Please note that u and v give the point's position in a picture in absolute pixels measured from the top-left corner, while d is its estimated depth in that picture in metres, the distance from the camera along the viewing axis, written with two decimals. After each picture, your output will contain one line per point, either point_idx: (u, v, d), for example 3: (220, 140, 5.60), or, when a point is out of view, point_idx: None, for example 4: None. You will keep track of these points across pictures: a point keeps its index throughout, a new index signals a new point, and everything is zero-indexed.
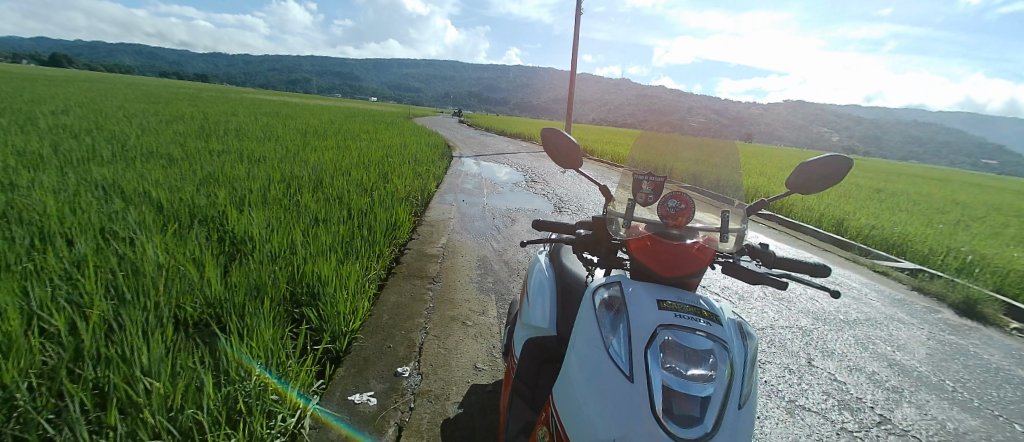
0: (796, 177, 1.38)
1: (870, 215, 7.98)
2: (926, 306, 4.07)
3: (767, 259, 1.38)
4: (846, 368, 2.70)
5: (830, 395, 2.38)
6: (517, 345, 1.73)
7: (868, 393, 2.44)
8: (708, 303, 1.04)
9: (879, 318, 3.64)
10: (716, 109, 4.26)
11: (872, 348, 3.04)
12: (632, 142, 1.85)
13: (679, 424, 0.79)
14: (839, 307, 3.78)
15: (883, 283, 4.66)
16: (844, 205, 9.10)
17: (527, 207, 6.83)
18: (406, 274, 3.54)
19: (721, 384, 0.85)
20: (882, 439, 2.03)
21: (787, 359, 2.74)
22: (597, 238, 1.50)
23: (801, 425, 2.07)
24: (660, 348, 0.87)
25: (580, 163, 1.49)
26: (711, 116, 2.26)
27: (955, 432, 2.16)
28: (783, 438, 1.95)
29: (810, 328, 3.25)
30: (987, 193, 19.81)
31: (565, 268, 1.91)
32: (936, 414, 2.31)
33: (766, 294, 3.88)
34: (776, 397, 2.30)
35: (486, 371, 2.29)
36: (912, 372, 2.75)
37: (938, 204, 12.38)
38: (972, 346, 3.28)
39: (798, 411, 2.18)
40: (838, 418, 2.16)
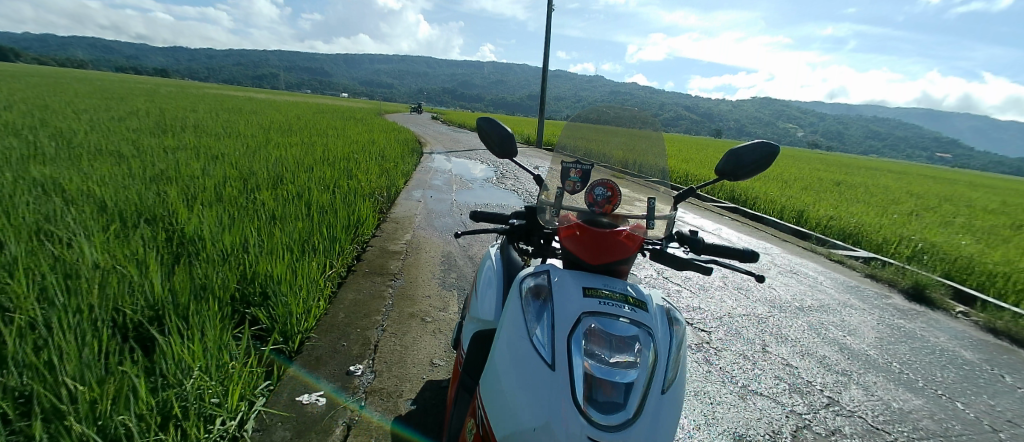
0: (726, 163, 1.49)
1: (829, 207, 8.28)
2: (877, 292, 4.26)
3: (696, 246, 1.67)
4: (798, 353, 2.79)
5: (782, 379, 2.46)
6: (465, 338, 1.76)
7: (819, 377, 2.53)
8: (635, 289, 1.11)
9: (833, 304, 3.79)
10: (685, 104, 4.35)
11: (824, 333, 3.15)
12: (562, 134, 2.09)
13: (599, 410, 0.81)
14: (796, 294, 3.91)
15: (837, 271, 4.84)
16: (803, 197, 9.44)
17: (496, 202, 6.84)
18: (365, 271, 3.49)
19: (644, 370, 0.89)
20: (829, 421, 2.13)
21: (742, 346, 2.81)
22: (531, 228, 1.85)
23: (753, 409, 2.16)
24: (585, 332, 0.91)
25: (516, 151, 1.57)
26: (660, 107, 2.33)
27: (900, 411, 2.29)
28: (735, 422, 2.05)
29: (766, 315, 3.35)
30: (942, 185, 20.81)
31: (513, 260, 1.97)
32: (880, 395, 2.42)
33: (726, 283, 3.97)
34: (729, 382, 2.38)
35: (442, 367, 2.29)
36: (859, 355, 2.87)
37: (894, 195, 12.97)
38: (918, 329, 3.44)
39: (750, 396, 2.26)
40: (789, 401, 2.26)
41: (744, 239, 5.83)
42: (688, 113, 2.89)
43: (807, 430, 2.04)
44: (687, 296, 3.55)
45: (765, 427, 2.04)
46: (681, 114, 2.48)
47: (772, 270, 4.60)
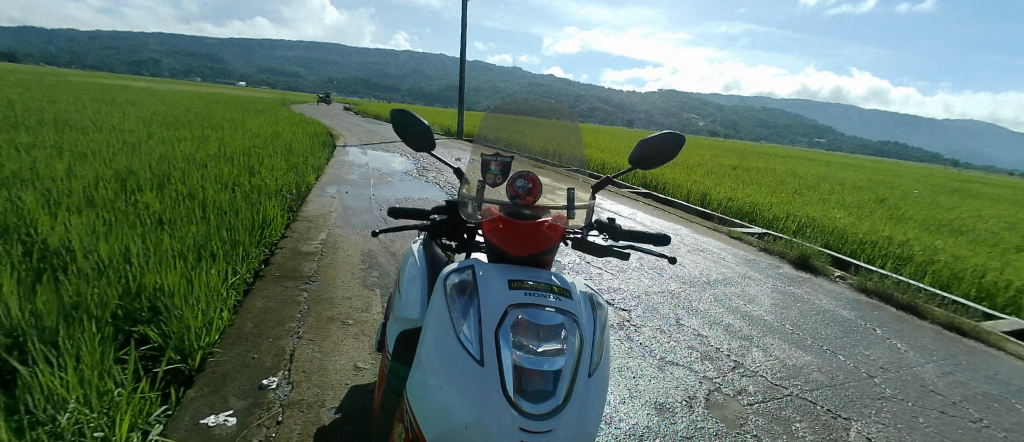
0: (637, 154, 1.60)
1: (728, 189, 9.22)
2: (770, 263, 4.81)
3: (614, 233, 1.69)
4: (707, 323, 3.05)
5: (695, 348, 2.70)
6: (390, 340, 1.69)
7: (725, 343, 2.79)
8: (559, 279, 1.10)
9: (734, 276, 4.21)
10: (600, 94, 4.52)
11: (729, 303, 3.49)
12: (482, 127, 2.04)
13: (529, 400, 0.79)
14: (703, 270, 4.29)
15: (737, 247, 5.39)
16: (708, 181, 10.41)
17: (420, 197, 6.72)
18: (276, 275, 3.22)
19: (571, 356, 0.87)
20: (737, 382, 2.41)
21: (659, 321, 3.02)
22: (454, 223, 1.83)
23: (671, 378, 2.39)
24: (512, 324, 0.87)
25: (434, 145, 1.52)
26: (574, 97, 2.40)
27: (794, 367, 2.61)
28: (655, 392, 2.26)
29: (678, 290, 3.64)
30: (821, 167, 24.17)
31: (436, 256, 1.92)
32: (778, 355, 2.73)
33: (643, 265, 4.24)
34: (650, 357, 2.57)
35: (367, 370, 2.21)
36: (759, 321, 3.21)
37: (782, 176, 14.79)
38: (804, 293, 3.94)
39: (668, 366, 2.49)
40: (701, 367, 2.51)
41: (653, 221, 6.28)
42: (601, 102, 3.02)
43: (718, 392, 2.31)
44: (609, 279, 3.73)
45: (682, 394, 2.27)
46: (595, 104, 2.58)
47: (682, 249, 5.01)
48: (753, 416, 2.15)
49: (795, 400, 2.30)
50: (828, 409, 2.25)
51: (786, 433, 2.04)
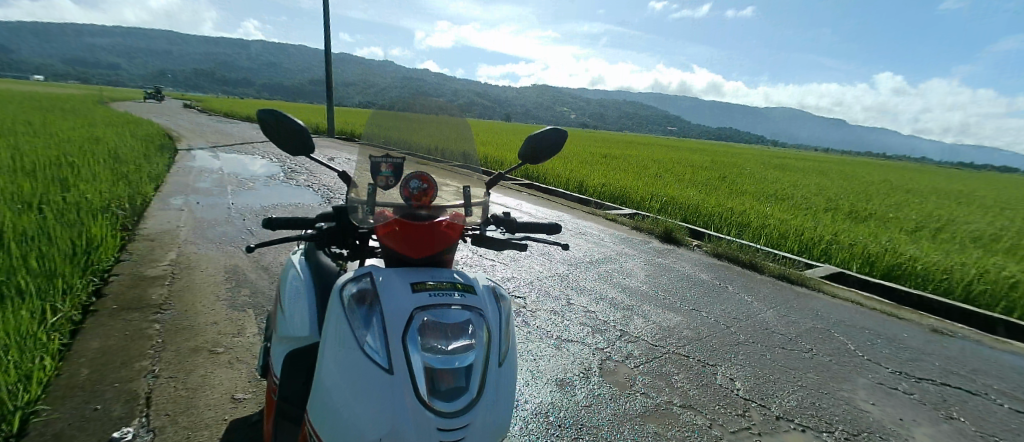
0: (527, 151, 1.79)
1: (599, 175, 10.24)
2: (640, 239, 5.48)
3: (510, 226, 1.78)
4: (594, 299, 3.36)
5: (585, 324, 2.95)
6: (277, 363, 1.53)
7: (610, 315, 3.11)
8: (461, 277, 1.15)
9: (613, 253, 4.70)
10: (478, 88, 4.62)
11: (611, 279, 3.88)
12: (367, 123, 2.06)
13: (443, 400, 0.83)
14: (586, 251, 4.71)
15: (613, 227, 6.02)
16: (589, 170, 11.36)
17: (288, 202, 6.20)
18: (115, 308, 2.69)
19: (480, 350, 0.93)
20: (623, 348, 2.70)
21: (551, 302, 3.25)
22: (345, 229, 1.70)
23: (568, 355, 2.59)
24: (418, 327, 0.88)
25: (313, 146, 1.41)
26: (456, 94, 2.45)
27: (669, 329, 3.00)
28: (555, 370, 2.46)
29: (566, 272, 3.93)
30: (679, 152, 28.22)
31: (322, 264, 1.77)
32: (654, 319, 3.11)
33: (532, 252, 4.49)
34: (548, 338, 2.75)
35: (249, 400, 1.99)
36: (636, 291, 3.62)
37: (648, 162, 16.93)
38: (669, 262, 4.57)
39: (564, 344, 2.70)
40: (592, 340, 2.76)
41: (537, 210, 6.67)
42: (480, 98, 3.10)
43: (610, 361, 2.57)
44: (504, 269, 3.86)
45: (579, 368, 2.49)
46: (475, 101, 2.66)
47: (567, 234, 5.41)
48: (639, 376, 2.46)
49: (672, 356, 2.67)
50: (699, 360, 2.65)
51: (668, 387, 2.39)
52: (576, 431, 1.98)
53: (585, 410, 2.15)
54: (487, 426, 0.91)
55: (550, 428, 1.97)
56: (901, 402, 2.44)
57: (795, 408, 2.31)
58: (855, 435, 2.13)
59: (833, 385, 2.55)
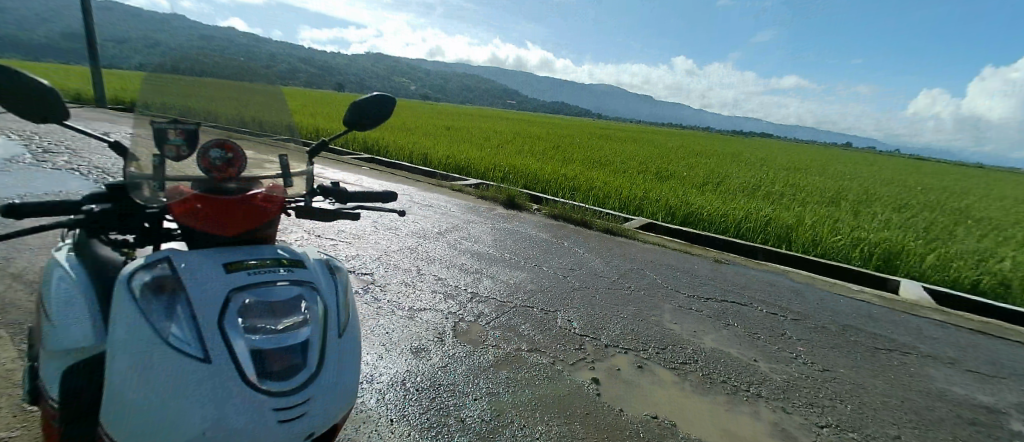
0: (350, 116, 1.75)
1: (444, 148, 10.45)
2: (485, 207, 5.82)
3: (341, 196, 1.73)
4: (445, 267, 3.51)
5: (438, 291, 3.08)
6: (51, 383, 1.23)
7: (460, 279, 3.29)
8: (288, 251, 1.17)
9: (460, 222, 4.90)
10: (292, 52, 4.16)
11: (460, 246, 4.08)
12: (140, 84, 1.58)
13: (274, 380, 0.90)
14: (433, 222, 4.80)
15: (460, 198, 6.25)
16: (447, 145, 11.38)
17: (38, 191, 4.84)
18: None
19: (315, 325, 1.01)
20: (473, 309, 2.89)
21: (401, 274, 3.29)
22: (129, 209, 1.38)
23: (421, 323, 2.69)
24: (237, 311, 0.91)
25: (68, 119, 1.16)
26: (270, 57, 2.21)
27: (515, 285, 3.31)
28: (408, 338, 2.54)
29: (414, 245, 3.98)
30: (531, 125, 30.42)
31: (100, 256, 1.44)
32: (502, 278, 3.41)
33: (378, 228, 4.37)
34: (400, 309, 2.80)
35: (20, 436, 1.62)
36: (484, 255, 3.88)
37: (499, 135, 17.90)
38: (513, 226, 5.00)
39: (417, 313, 2.78)
40: (444, 305, 2.89)
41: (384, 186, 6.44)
42: (291, 63, 2.83)
43: (462, 322, 2.74)
44: (347, 249, 3.70)
45: (432, 333, 2.61)
46: (292, 66, 2.42)
47: (415, 208, 5.42)
48: (490, 331, 2.68)
49: (519, 309, 2.96)
50: (541, 309, 2.99)
51: (517, 337, 2.66)
52: (434, 391, 2.13)
53: (441, 370, 2.30)
54: (328, 397, 1.01)
55: (405, 394, 2.07)
56: (694, 319, 3.14)
57: (618, 336, 2.79)
58: (663, 349, 2.72)
59: (646, 313, 3.14)
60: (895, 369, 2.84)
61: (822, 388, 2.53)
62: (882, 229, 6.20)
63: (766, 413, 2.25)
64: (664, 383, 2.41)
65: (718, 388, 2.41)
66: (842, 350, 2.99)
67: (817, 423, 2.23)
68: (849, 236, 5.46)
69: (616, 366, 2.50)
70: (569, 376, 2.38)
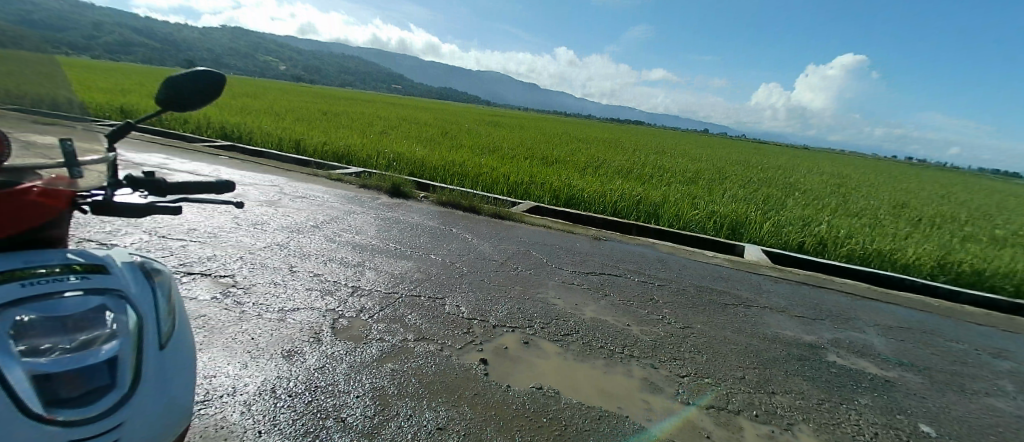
0: (164, 94, 1.44)
1: (323, 135, 9.99)
2: (369, 197, 5.61)
3: (158, 188, 1.37)
4: (322, 262, 3.28)
5: (313, 288, 2.86)
6: None
7: (340, 274, 3.10)
8: (80, 254, 0.97)
9: (339, 214, 4.63)
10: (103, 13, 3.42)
11: (339, 239, 3.85)
12: None
13: (72, 407, 0.73)
14: (309, 215, 4.44)
15: (340, 187, 5.94)
16: (335, 135, 10.60)
17: None
18: None
19: (125, 340, 0.87)
20: (355, 304, 2.73)
21: (269, 274, 2.99)
22: None
23: (292, 324, 2.47)
24: (10, 328, 0.71)
25: None
26: (57, 22, 1.76)
27: (402, 275, 3.22)
28: (279, 342, 2.31)
29: (286, 241, 3.64)
30: (427, 113, 30.10)
31: None
32: (386, 269, 3.30)
33: (241, 224, 3.91)
34: (266, 312, 2.55)
35: None
36: (367, 247, 3.72)
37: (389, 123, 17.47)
38: (400, 215, 4.88)
39: (289, 314, 2.55)
40: (320, 303, 2.70)
41: (251, 179, 5.76)
42: (89, 25, 2.32)
43: (342, 318, 2.58)
44: (201, 250, 3.24)
45: (307, 333, 2.41)
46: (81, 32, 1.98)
47: (286, 200, 4.98)
48: (374, 325, 2.55)
49: (405, 299, 2.88)
50: (428, 297, 2.95)
51: (403, 327, 2.56)
52: (312, 394, 1.96)
53: (318, 372, 2.12)
54: (150, 418, 0.88)
55: (277, 402, 1.87)
56: (576, 293, 3.37)
57: (506, 316, 2.87)
58: (548, 324, 2.86)
59: (533, 291, 3.29)
60: (738, 318, 3.39)
61: (683, 342, 2.89)
62: (727, 202, 7.34)
63: (636, 370, 2.50)
64: (549, 354, 2.53)
65: (596, 353, 2.61)
66: (699, 309, 3.45)
67: (678, 373, 2.54)
68: (705, 211, 6.27)
69: (504, 345, 2.55)
70: (457, 360, 2.35)
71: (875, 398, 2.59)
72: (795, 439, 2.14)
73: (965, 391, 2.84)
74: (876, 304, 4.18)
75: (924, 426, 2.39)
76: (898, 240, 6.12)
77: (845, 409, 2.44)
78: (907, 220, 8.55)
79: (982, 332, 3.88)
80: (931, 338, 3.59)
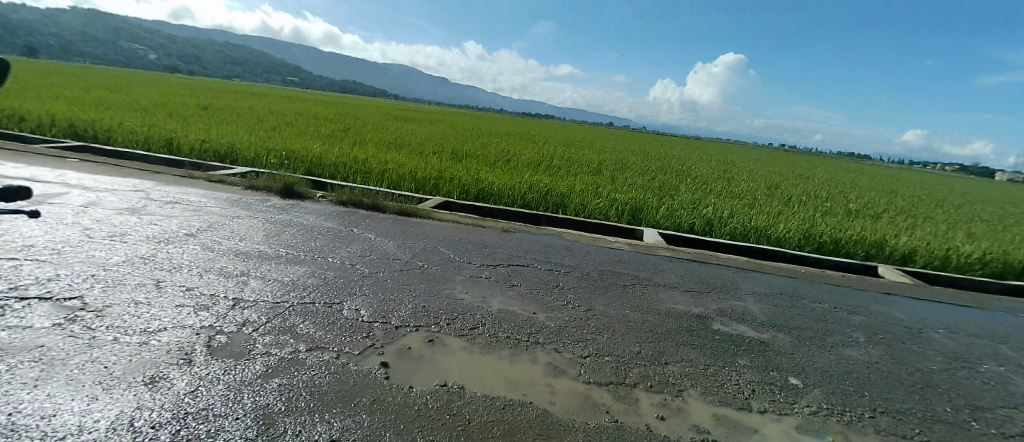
0: None
1: (204, 134, 9.31)
2: (257, 199, 5.26)
3: None
4: (196, 274, 2.98)
5: (185, 304, 2.55)
6: None
7: (219, 287, 2.83)
8: None
9: (218, 219, 4.29)
10: None
11: (217, 248, 3.54)
12: None
13: None
14: (182, 223, 4.02)
15: (221, 190, 5.54)
16: (227, 135, 9.63)
17: None
18: None
19: None
20: (237, 317, 2.49)
21: (129, 292, 2.60)
22: None
23: (157, 346, 2.13)
24: None
25: None
26: None
27: (294, 283, 3.04)
28: (138, 368, 1.95)
29: (152, 253, 3.23)
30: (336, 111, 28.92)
31: None
32: (275, 277, 3.10)
33: (94, 237, 3.38)
34: (121, 335, 2.17)
35: None
36: (252, 253, 3.50)
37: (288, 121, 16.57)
38: (293, 217, 4.67)
39: (154, 335, 2.21)
40: (193, 320, 2.40)
41: (108, 184, 5.09)
42: None
43: (220, 334, 2.30)
44: (36, 268, 2.71)
45: (175, 355, 2.08)
46: None
47: (153, 207, 4.44)
48: (259, 338, 2.31)
49: (296, 308, 2.69)
50: (324, 303, 2.80)
51: (293, 338, 2.36)
52: (183, 423, 1.63)
53: (189, 396, 1.80)
54: None
55: (136, 436, 1.52)
56: (482, 286, 3.42)
57: (409, 316, 2.80)
58: (454, 319, 2.83)
59: (439, 288, 3.28)
60: (635, 297, 3.66)
61: (586, 325, 3.03)
62: (628, 190, 7.98)
63: (541, 356, 2.56)
64: (455, 350, 2.49)
65: (502, 344, 2.63)
66: (601, 291, 3.65)
67: (580, 355, 2.64)
68: (606, 199, 6.78)
69: (407, 345, 2.46)
70: (355, 367, 2.19)
71: (753, 358, 2.93)
72: (685, 403, 2.32)
73: (822, 344, 3.32)
74: (753, 274, 4.76)
75: (793, 379, 2.73)
76: (770, 217, 7.05)
77: (728, 370, 2.72)
78: (777, 199, 9.91)
79: (832, 291, 4.60)
80: (794, 299, 4.17)
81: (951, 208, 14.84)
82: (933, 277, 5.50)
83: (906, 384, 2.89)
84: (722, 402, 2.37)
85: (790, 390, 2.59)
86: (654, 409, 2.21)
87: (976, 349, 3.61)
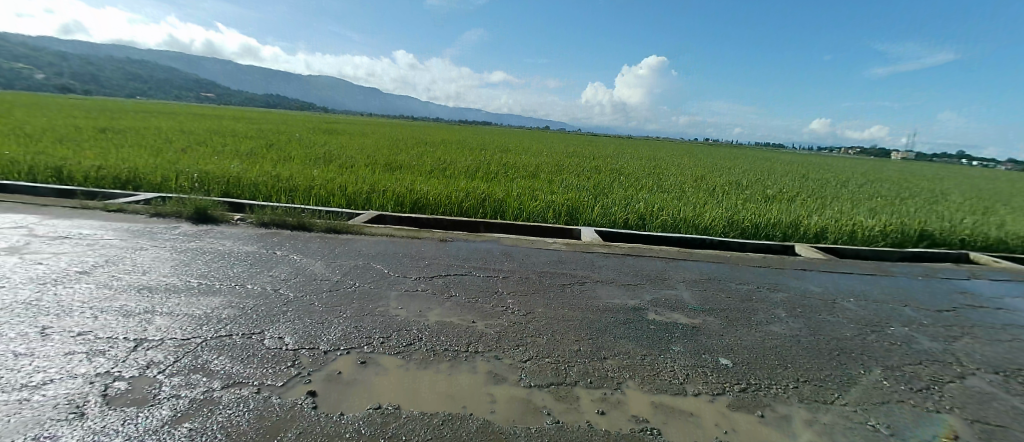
0: None
1: (101, 159, 8.49)
2: (165, 227, 4.88)
3: None
4: (90, 316, 2.68)
5: (76, 351, 2.28)
6: None
7: (118, 328, 2.56)
8: None
9: (117, 252, 3.92)
10: None
11: (114, 284, 3.21)
12: None
13: None
14: (73, 260, 3.63)
15: (122, 219, 5.08)
16: (129, 159, 8.79)
17: None
18: None
19: None
20: (140, 360, 2.26)
21: (4, 344, 2.28)
22: None
23: (41, 401, 1.88)
24: None
25: None
26: None
27: (208, 316, 2.83)
28: (14, 427, 1.71)
29: (34, 297, 2.87)
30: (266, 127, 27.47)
31: None
32: (184, 311, 2.86)
33: None
34: None
35: None
36: (157, 287, 3.22)
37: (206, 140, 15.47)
38: (207, 244, 4.36)
39: (35, 390, 1.95)
40: (85, 367, 2.15)
41: None
42: None
43: (118, 380, 2.08)
44: None
45: (61, 409, 1.84)
46: None
47: (37, 244, 3.96)
48: (165, 380, 2.11)
49: (210, 343, 2.50)
50: (244, 334, 2.62)
51: (206, 377, 2.17)
52: None
53: None
54: None
55: None
56: (418, 299, 3.36)
57: (338, 338, 2.68)
58: (388, 337, 2.74)
59: (372, 307, 3.17)
60: (574, 295, 3.74)
61: (525, 328, 3.04)
62: (566, 191, 8.21)
63: (481, 365, 2.53)
64: (389, 369, 2.41)
65: (440, 357, 2.58)
66: (541, 293, 3.70)
67: (521, 359, 2.64)
68: (544, 201, 6.94)
69: (336, 370, 2.34)
70: (277, 400, 2.05)
71: (687, 343, 3.08)
72: (624, 394, 2.37)
73: (749, 322, 3.54)
74: (687, 263, 5.02)
75: (724, 359, 2.89)
76: (700, 207, 7.49)
77: (664, 358, 2.83)
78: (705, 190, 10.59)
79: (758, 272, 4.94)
80: (724, 283, 4.44)
81: (856, 187, 16.64)
82: (844, 252, 6.08)
83: (825, 352, 3.14)
84: (659, 390, 2.45)
85: (723, 371, 2.73)
86: (594, 405, 2.23)
87: (880, 313, 4.01)
